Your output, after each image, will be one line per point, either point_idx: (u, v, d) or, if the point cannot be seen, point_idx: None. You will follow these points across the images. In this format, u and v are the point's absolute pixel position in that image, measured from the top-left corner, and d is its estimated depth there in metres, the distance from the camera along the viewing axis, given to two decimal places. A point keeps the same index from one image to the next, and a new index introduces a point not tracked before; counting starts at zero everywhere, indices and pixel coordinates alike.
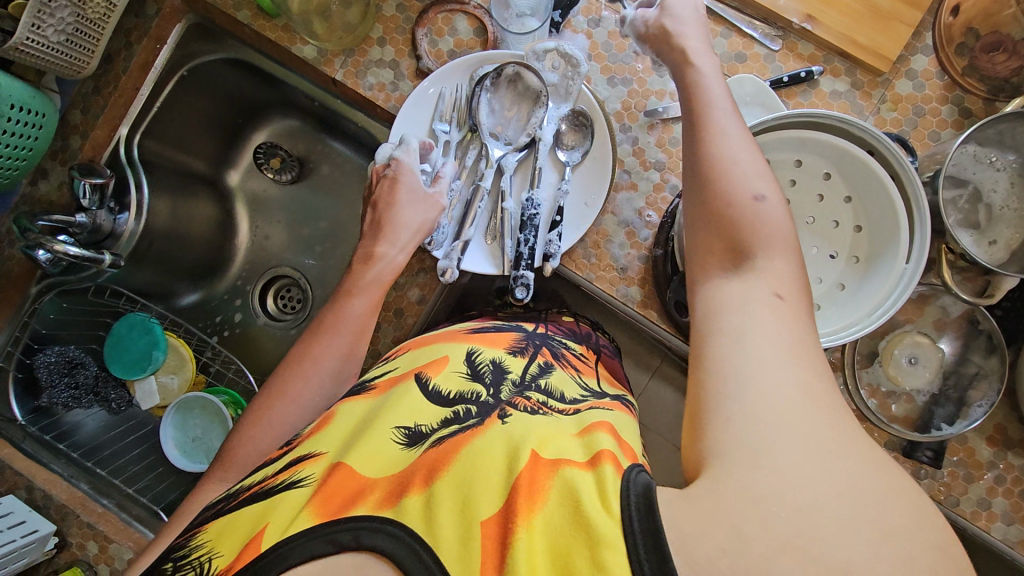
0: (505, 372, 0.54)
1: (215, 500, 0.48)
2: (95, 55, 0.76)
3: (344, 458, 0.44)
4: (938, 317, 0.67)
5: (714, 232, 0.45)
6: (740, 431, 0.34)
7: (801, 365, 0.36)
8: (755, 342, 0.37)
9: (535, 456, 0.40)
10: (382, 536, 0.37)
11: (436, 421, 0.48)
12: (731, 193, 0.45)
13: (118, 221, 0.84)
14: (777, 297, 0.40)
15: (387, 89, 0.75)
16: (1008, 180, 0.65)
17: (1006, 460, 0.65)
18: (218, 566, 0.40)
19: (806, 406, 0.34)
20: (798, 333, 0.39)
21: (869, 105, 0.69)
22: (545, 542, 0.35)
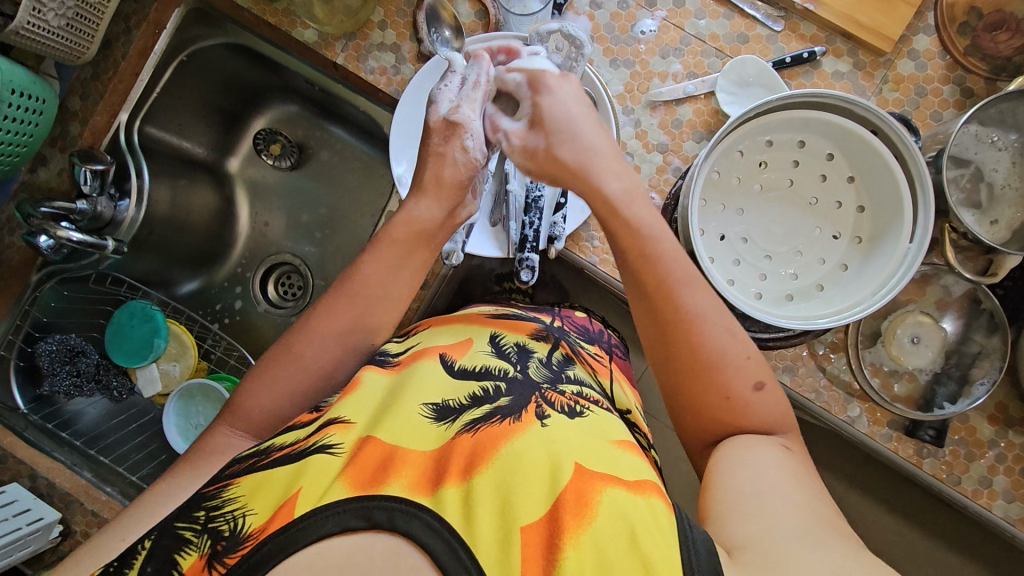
0: (529, 353, 0.55)
1: (243, 454, 0.46)
2: (94, 41, 0.76)
3: (374, 431, 0.44)
4: (939, 297, 0.67)
5: (718, 421, 0.47)
6: (766, 519, 0.38)
7: (802, 484, 0.41)
8: (762, 466, 0.42)
9: (580, 468, 0.41)
10: (418, 522, 0.38)
11: (465, 398, 0.48)
12: (731, 391, 0.46)
13: (118, 208, 0.83)
14: (784, 447, 0.45)
15: (389, 73, 0.75)
16: (1010, 159, 0.66)
17: (1006, 438, 0.66)
18: (252, 524, 0.39)
19: (810, 507, 0.39)
20: (800, 471, 0.43)
21: (871, 86, 0.69)
22: (595, 558, 0.36)
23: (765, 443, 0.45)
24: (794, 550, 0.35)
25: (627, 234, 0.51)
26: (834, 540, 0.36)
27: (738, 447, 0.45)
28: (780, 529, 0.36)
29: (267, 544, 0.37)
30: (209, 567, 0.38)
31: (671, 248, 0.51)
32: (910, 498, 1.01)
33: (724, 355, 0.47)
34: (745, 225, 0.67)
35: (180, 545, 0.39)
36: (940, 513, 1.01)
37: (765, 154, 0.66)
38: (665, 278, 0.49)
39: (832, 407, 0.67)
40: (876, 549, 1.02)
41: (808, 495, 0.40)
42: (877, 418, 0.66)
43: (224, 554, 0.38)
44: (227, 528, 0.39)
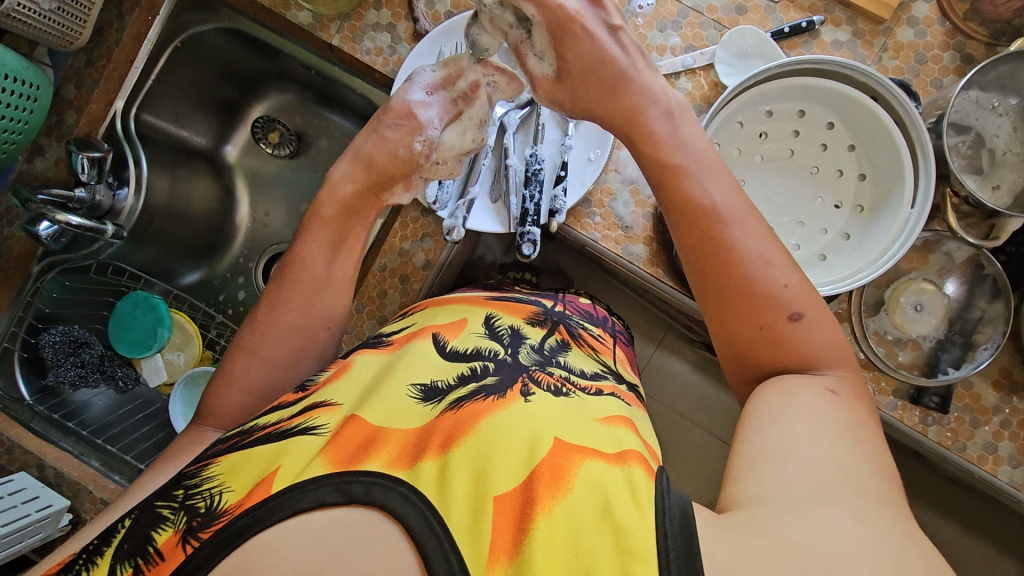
0: (522, 338, 0.54)
1: (227, 435, 0.47)
2: (87, 27, 0.75)
3: (359, 410, 0.44)
4: (942, 264, 0.67)
5: (757, 352, 0.47)
6: (775, 481, 0.37)
7: (840, 439, 0.39)
8: (792, 418, 0.41)
9: (558, 442, 0.41)
10: (394, 494, 0.38)
11: (453, 378, 0.49)
12: (769, 319, 0.46)
13: (118, 197, 0.84)
14: (828, 391, 0.43)
15: (385, 54, 0.75)
16: (1011, 124, 0.66)
17: (1011, 404, 0.66)
18: (228, 500, 0.39)
19: (836, 468, 0.37)
20: (848, 421, 0.41)
21: (870, 54, 0.69)
22: (569, 529, 0.36)
23: (806, 383, 0.44)
24: (798, 514, 0.34)
25: (664, 155, 0.51)
26: (849, 502, 0.35)
27: (773, 395, 0.44)
28: (790, 491, 0.36)
29: (240, 520, 0.37)
30: (182, 542, 0.38)
31: (707, 170, 0.51)
32: (916, 473, 1.02)
33: (763, 281, 0.46)
34: (747, 195, 0.67)
35: (157, 523, 0.40)
36: (946, 487, 1.01)
37: (765, 124, 0.66)
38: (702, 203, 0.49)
39: None
40: None
41: (841, 447, 0.39)
42: (882, 387, 0.66)
43: (198, 530, 0.38)
44: (203, 505, 0.39)
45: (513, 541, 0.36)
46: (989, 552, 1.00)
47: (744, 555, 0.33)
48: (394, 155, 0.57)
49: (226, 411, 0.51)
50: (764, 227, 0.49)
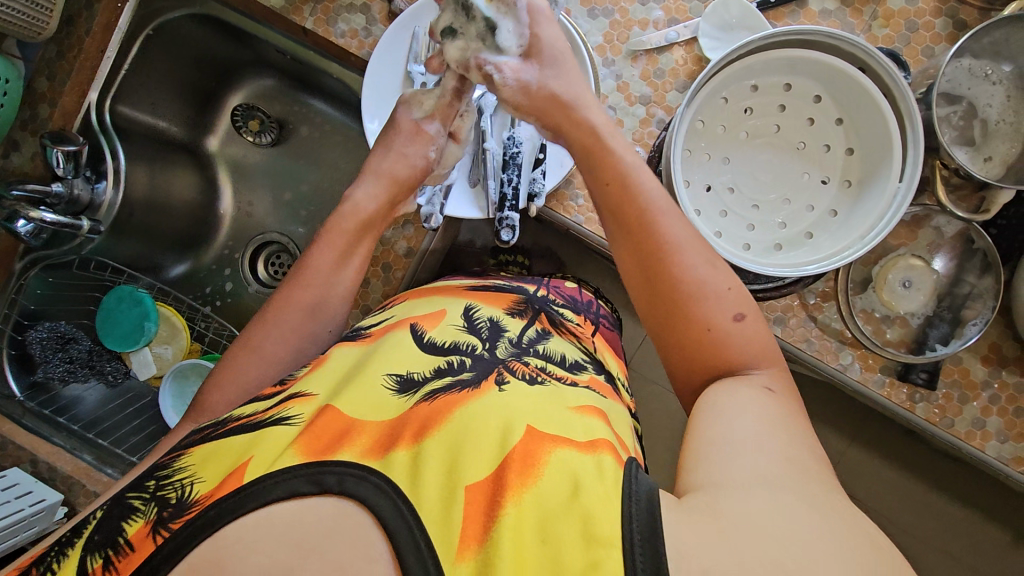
0: (501, 330, 0.54)
1: (202, 425, 0.46)
2: (54, 16, 0.73)
3: (334, 401, 0.44)
4: (932, 239, 0.66)
5: (695, 358, 0.45)
6: (730, 466, 0.37)
7: (786, 431, 0.39)
8: (742, 407, 0.41)
9: (530, 430, 0.41)
10: (366, 485, 0.38)
11: (428, 369, 0.48)
12: (709, 320, 0.45)
13: (96, 191, 0.83)
14: (767, 389, 0.43)
15: (360, 36, 0.72)
16: (1004, 93, 0.64)
17: (1000, 378, 0.65)
18: (198, 491, 0.39)
19: (791, 461, 0.37)
20: (789, 415, 0.41)
21: (860, 23, 0.66)
22: (536, 514, 0.36)
23: (745, 383, 0.43)
24: (755, 496, 0.34)
25: (607, 167, 0.52)
26: (800, 486, 0.35)
27: (719, 392, 0.43)
28: (747, 476, 0.36)
29: (211, 509, 0.37)
30: (152, 533, 0.37)
31: (651, 181, 0.51)
32: (907, 446, 1.02)
33: (705, 286, 0.46)
34: (731, 173, 0.65)
35: (127, 514, 0.39)
36: (936, 459, 1.02)
37: (751, 100, 0.64)
38: (645, 210, 0.49)
39: (824, 356, 0.66)
40: (873, 497, 1.03)
41: (784, 433, 0.39)
42: (870, 364, 0.65)
43: (168, 520, 0.37)
44: (173, 496, 0.39)
45: (483, 527, 0.36)
46: (978, 521, 1.01)
47: (718, 542, 0.32)
48: (413, 167, 0.60)
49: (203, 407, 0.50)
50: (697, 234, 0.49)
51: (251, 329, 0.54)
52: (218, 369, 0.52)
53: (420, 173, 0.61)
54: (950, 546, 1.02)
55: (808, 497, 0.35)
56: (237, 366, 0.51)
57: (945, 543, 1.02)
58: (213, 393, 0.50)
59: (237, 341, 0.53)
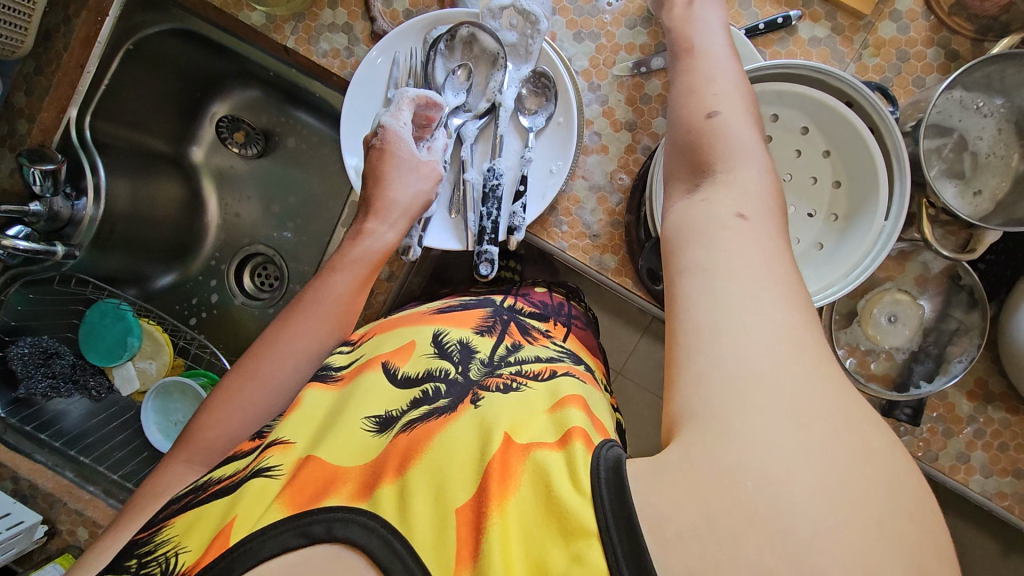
0: (472, 352, 0.53)
1: (180, 493, 0.45)
2: (30, 33, 0.71)
3: (315, 451, 0.43)
4: (918, 274, 0.65)
5: (679, 159, 0.46)
6: (716, 365, 0.32)
7: (785, 319, 0.34)
8: (728, 263, 0.36)
9: (508, 440, 0.39)
10: (353, 525, 0.37)
11: (404, 404, 0.47)
12: (688, 117, 0.46)
13: (76, 207, 0.81)
14: (738, 216, 0.38)
15: (342, 55, 0.71)
16: (996, 126, 0.62)
17: (985, 413, 0.65)
18: (184, 562, 0.38)
19: (788, 369, 0.32)
20: (785, 283, 0.35)
21: (850, 52, 0.65)
22: (518, 522, 0.34)
23: (721, 188, 0.41)
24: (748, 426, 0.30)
25: (674, 14, 0.56)
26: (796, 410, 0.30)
27: (692, 203, 0.42)
28: (737, 384, 0.31)
29: None
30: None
31: (718, 22, 0.54)
32: None
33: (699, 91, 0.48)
34: None
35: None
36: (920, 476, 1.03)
37: None
38: (688, 45, 0.52)
39: None
40: None
41: (786, 316, 0.34)
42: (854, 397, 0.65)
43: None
44: (159, 572, 0.39)
45: (474, 544, 0.35)
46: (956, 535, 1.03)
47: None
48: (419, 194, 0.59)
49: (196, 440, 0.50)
50: (737, 64, 0.50)
51: (252, 352, 0.55)
52: (211, 403, 0.53)
53: (431, 202, 0.61)
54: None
55: (800, 422, 0.30)
56: (228, 406, 0.51)
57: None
58: (204, 429, 0.51)
59: (241, 367, 0.54)
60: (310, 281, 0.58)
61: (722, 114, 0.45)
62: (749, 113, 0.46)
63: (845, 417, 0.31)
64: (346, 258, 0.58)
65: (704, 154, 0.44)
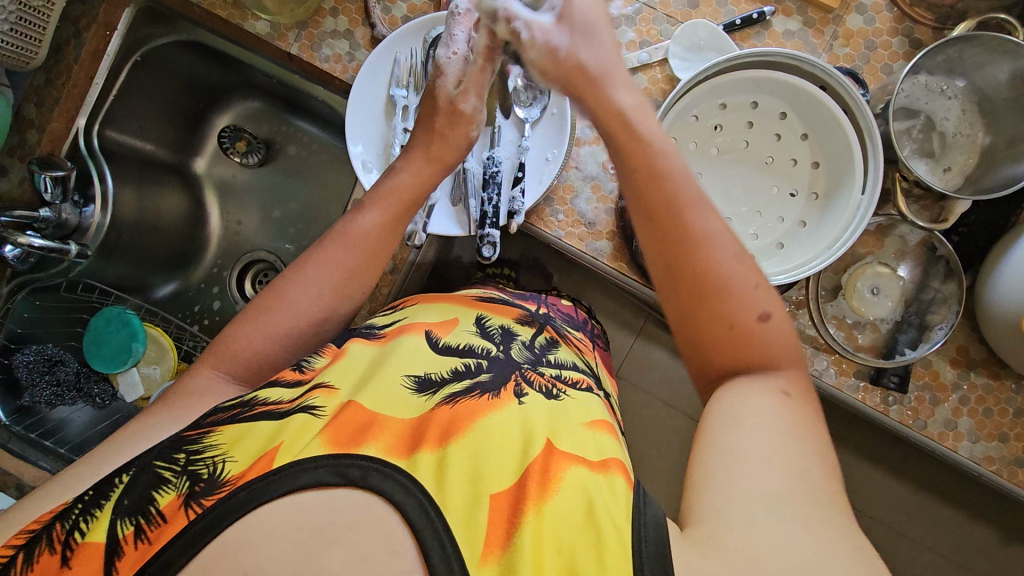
0: (513, 335, 0.57)
1: (224, 405, 0.46)
2: (43, 45, 0.75)
3: (356, 396, 0.45)
4: (897, 247, 0.68)
5: (715, 348, 0.46)
6: (740, 494, 0.36)
7: (795, 447, 0.39)
8: (751, 417, 0.41)
9: (549, 444, 0.43)
10: (391, 481, 0.39)
11: (447, 371, 0.50)
12: (726, 312, 0.45)
13: (84, 215, 0.84)
14: (783, 394, 0.43)
15: (344, 60, 0.75)
16: (960, 107, 0.67)
17: (968, 380, 0.68)
18: (230, 471, 0.39)
19: (794, 480, 0.37)
20: (800, 423, 0.41)
21: (821, 43, 0.70)
22: (552, 528, 0.38)
23: (764, 384, 0.44)
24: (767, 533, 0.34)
25: (621, 135, 0.52)
26: (809, 516, 0.35)
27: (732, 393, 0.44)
28: (757, 505, 0.36)
29: (243, 491, 0.38)
30: (184, 507, 0.38)
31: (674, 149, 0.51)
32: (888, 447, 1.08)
33: (732, 279, 0.46)
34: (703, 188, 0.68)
35: (158, 485, 0.39)
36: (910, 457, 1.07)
37: (720, 117, 0.67)
38: (676, 198, 0.47)
39: None
40: (855, 494, 1.11)
41: (793, 440, 0.39)
42: (844, 369, 0.68)
43: (201, 496, 0.38)
44: (205, 473, 0.40)
45: (506, 534, 0.38)
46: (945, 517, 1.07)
47: None
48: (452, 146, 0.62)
49: (228, 356, 0.51)
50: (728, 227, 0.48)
51: (282, 279, 0.55)
52: (245, 315, 0.54)
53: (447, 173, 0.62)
54: (916, 532, 1.10)
55: (805, 520, 0.35)
56: (255, 325, 0.52)
57: (912, 531, 1.10)
58: (234, 342, 0.52)
59: (272, 290, 0.54)
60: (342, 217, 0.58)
61: (761, 311, 0.46)
62: (773, 289, 0.47)
63: (837, 514, 0.36)
64: (378, 197, 0.59)
65: (754, 356, 0.45)
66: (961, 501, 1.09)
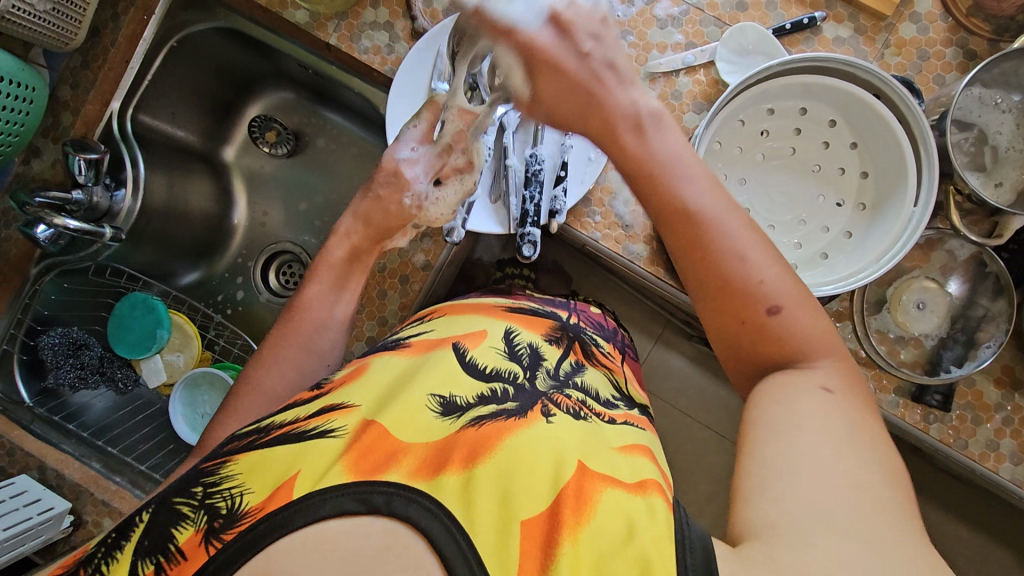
0: (541, 359, 0.55)
1: (242, 432, 0.46)
2: (82, 27, 0.75)
3: (377, 416, 0.44)
4: (944, 262, 0.67)
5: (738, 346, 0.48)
6: (789, 513, 0.36)
7: (844, 459, 0.39)
8: (798, 428, 0.41)
9: (583, 466, 0.42)
10: (415, 506, 0.37)
11: (472, 394, 0.48)
12: (745, 311, 0.47)
13: (115, 199, 0.83)
14: (824, 390, 0.44)
15: (383, 52, 0.74)
16: (1014, 121, 0.65)
17: (1013, 401, 0.66)
18: (248, 503, 0.38)
19: (846, 500, 0.37)
20: (847, 424, 0.41)
21: (873, 51, 0.68)
22: (591, 554, 0.37)
23: (796, 384, 0.44)
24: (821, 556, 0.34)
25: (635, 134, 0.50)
26: (860, 530, 0.35)
27: (769, 398, 0.44)
28: (802, 522, 0.36)
29: (263, 523, 0.36)
30: (204, 542, 0.37)
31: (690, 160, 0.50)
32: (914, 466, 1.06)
33: (737, 279, 0.47)
34: (748, 195, 0.67)
35: (176, 520, 0.39)
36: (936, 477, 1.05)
37: (767, 123, 0.66)
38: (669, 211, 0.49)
39: None
40: None
41: (847, 460, 0.39)
42: (884, 385, 0.66)
43: (220, 531, 0.37)
44: (223, 506, 0.39)
45: (541, 564, 0.37)
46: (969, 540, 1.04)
47: None
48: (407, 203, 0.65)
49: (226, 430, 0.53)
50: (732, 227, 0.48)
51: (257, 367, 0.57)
52: (224, 411, 0.55)
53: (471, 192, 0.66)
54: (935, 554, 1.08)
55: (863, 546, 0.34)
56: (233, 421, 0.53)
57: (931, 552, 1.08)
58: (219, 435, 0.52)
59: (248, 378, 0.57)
60: (275, 324, 0.61)
61: (777, 308, 0.46)
62: (789, 277, 0.48)
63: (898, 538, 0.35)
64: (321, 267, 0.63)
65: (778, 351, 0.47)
66: (984, 523, 1.07)
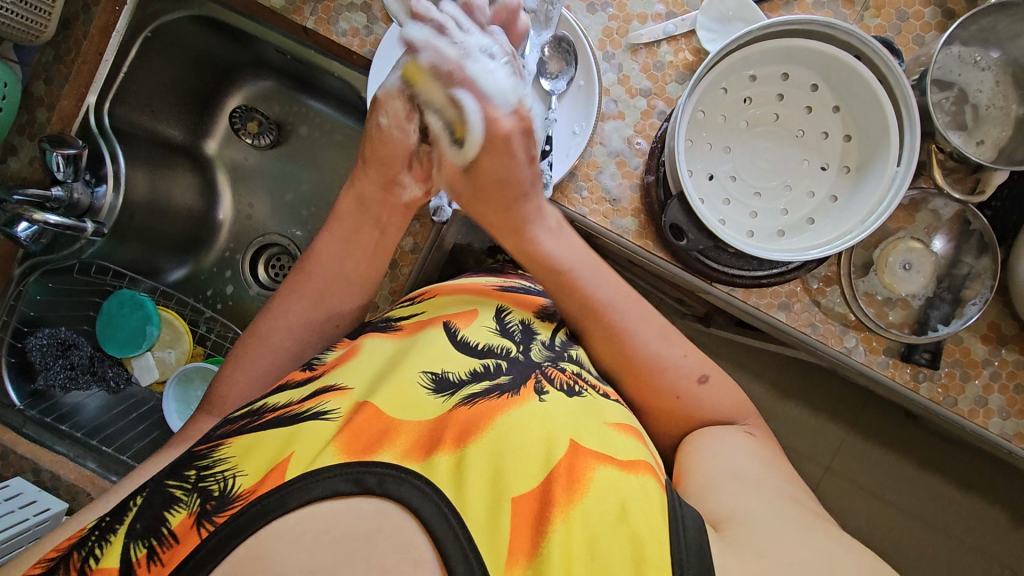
0: (533, 334, 0.55)
1: (236, 416, 0.46)
2: (51, 18, 0.73)
3: (370, 398, 0.44)
4: (929, 221, 0.68)
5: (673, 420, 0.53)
6: (747, 505, 0.41)
7: (776, 482, 0.46)
8: (738, 451, 0.48)
9: (574, 444, 0.42)
10: (407, 486, 0.38)
11: (465, 372, 0.48)
12: (670, 389, 0.52)
13: (95, 195, 0.81)
14: (747, 433, 0.52)
15: (361, 34, 0.73)
16: (994, 79, 0.65)
17: (1000, 356, 0.67)
18: (241, 484, 0.38)
19: (790, 505, 0.43)
20: (768, 459, 0.49)
21: (852, 14, 0.68)
22: (581, 531, 0.38)
23: (724, 432, 0.51)
24: (786, 537, 0.38)
25: (551, 281, 0.55)
26: (814, 529, 0.40)
27: (709, 432, 0.51)
28: (760, 514, 0.40)
29: (255, 504, 0.36)
30: (196, 525, 0.36)
31: (597, 277, 0.55)
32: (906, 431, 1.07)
33: (661, 362, 0.52)
34: (732, 162, 0.67)
35: (170, 504, 0.39)
36: None
37: (749, 90, 0.66)
38: (590, 304, 0.54)
39: (828, 340, 0.67)
40: (869, 478, 1.11)
41: (780, 484, 0.46)
42: (873, 347, 0.67)
43: (212, 513, 0.37)
44: (216, 489, 0.39)
45: (532, 542, 0.37)
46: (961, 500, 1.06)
47: None
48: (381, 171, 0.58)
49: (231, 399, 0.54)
50: (639, 306, 0.54)
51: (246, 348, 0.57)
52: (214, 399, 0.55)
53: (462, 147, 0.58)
54: (928, 516, 1.09)
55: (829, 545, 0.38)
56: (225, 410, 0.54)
57: (924, 514, 1.09)
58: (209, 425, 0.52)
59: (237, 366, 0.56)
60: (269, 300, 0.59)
61: (697, 381, 0.52)
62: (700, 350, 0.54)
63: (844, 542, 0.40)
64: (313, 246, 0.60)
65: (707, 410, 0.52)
66: (976, 483, 1.08)
